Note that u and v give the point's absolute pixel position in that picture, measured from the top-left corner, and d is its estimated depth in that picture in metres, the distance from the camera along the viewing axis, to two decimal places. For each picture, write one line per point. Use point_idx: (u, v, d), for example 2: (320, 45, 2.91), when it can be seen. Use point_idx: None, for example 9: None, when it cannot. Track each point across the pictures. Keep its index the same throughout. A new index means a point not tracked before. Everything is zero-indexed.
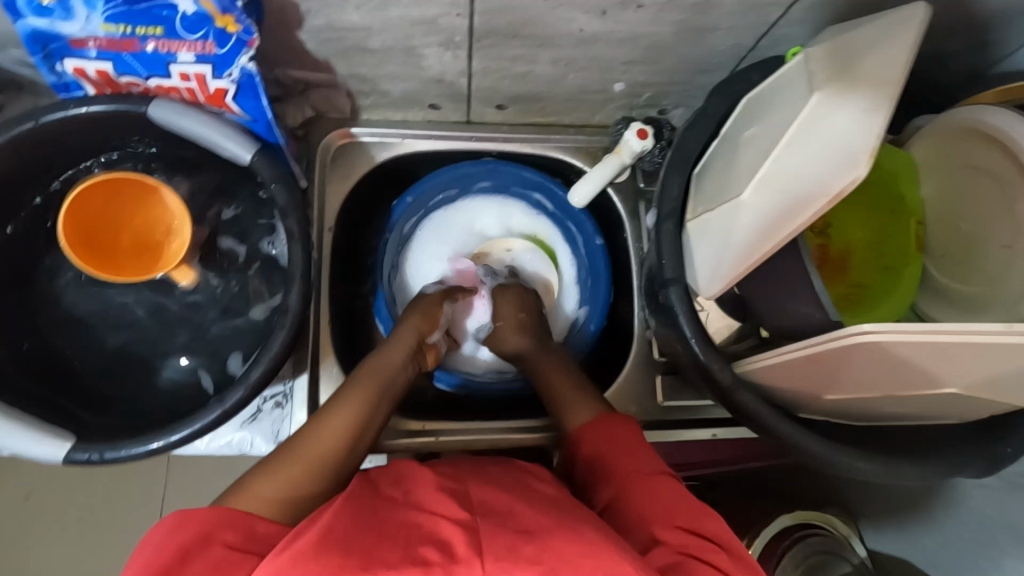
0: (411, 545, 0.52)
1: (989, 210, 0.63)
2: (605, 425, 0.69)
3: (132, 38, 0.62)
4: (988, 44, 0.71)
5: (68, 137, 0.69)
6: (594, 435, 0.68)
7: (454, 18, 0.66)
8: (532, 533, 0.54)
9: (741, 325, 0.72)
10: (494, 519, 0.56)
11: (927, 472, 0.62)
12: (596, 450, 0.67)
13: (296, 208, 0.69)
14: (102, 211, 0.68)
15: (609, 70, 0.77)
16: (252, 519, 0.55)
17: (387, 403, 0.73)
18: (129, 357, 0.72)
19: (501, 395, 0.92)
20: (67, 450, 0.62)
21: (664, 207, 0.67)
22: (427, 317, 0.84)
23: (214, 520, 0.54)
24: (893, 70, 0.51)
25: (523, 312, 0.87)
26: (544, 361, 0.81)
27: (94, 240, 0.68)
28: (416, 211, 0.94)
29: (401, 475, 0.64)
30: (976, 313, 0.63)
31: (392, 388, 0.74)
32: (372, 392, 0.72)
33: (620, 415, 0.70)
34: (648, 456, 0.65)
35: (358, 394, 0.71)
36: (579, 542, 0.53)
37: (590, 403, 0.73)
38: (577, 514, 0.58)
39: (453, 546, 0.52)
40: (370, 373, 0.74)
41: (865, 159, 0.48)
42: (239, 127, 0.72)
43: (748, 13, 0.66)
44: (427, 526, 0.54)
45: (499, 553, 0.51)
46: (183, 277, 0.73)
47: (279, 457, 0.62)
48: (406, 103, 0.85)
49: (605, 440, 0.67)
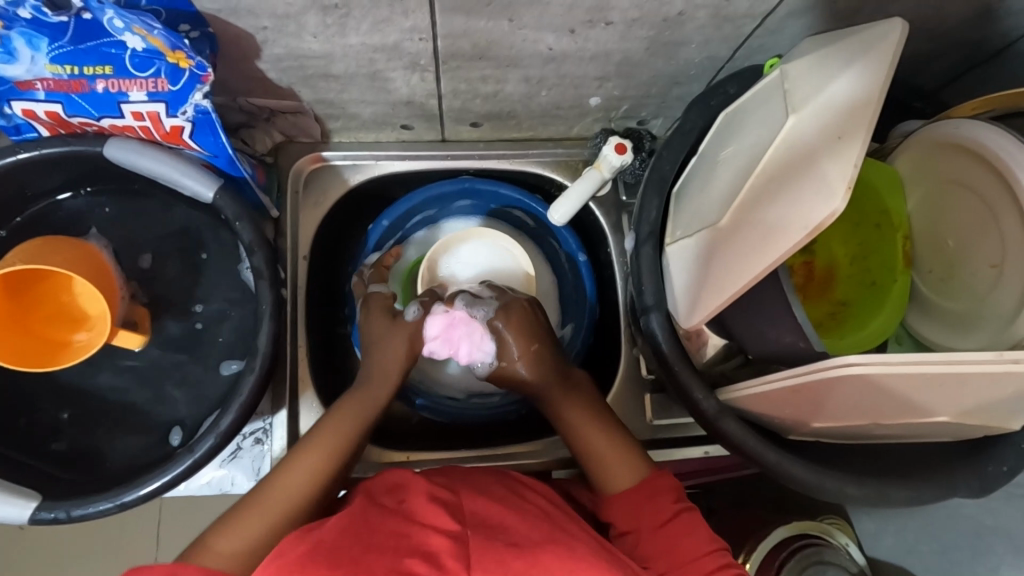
0: (397, 557, 0.49)
1: (971, 226, 0.61)
2: (654, 489, 0.64)
3: (81, 79, 0.60)
4: (968, 45, 0.69)
5: (27, 178, 0.68)
6: (638, 493, 0.64)
7: (418, 42, 0.64)
8: (522, 546, 0.52)
9: (728, 344, 0.67)
10: (486, 532, 0.53)
11: (920, 493, 0.61)
12: (642, 517, 0.63)
13: (263, 244, 0.67)
14: (32, 296, 0.65)
15: (582, 86, 0.75)
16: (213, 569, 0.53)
17: (365, 435, 0.69)
18: (98, 404, 0.70)
19: (486, 420, 0.88)
20: (33, 510, 0.62)
21: (642, 229, 0.65)
22: (415, 342, 0.74)
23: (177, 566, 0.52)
24: (869, 94, 0.49)
25: (538, 343, 0.75)
26: (567, 404, 0.72)
27: (32, 329, 0.65)
28: (393, 234, 0.91)
29: (394, 483, 0.61)
30: (967, 331, 0.61)
31: (371, 415, 0.69)
32: (351, 423, 0.67)
33: (667, 476, 0.66)
34: (700, 530, 0.62)
35: (337, 421, 0.67)
36: (569, 559, 0.51)
37: (631, 461, 0.67)
38: (568, 527, 0.56)
39: (441, 557, 0.50)
40: (348, 400, 0.69)
41: (843, 192, 0.46)
42: (199, 163, 0.70)
43: (721, 26, 0.64)
44: (416, 537, 0.52)
45: (489, 567, 0.49)
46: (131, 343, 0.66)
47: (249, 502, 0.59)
48: (377, 125, 0.81)
49: (656, 504, 0.63)
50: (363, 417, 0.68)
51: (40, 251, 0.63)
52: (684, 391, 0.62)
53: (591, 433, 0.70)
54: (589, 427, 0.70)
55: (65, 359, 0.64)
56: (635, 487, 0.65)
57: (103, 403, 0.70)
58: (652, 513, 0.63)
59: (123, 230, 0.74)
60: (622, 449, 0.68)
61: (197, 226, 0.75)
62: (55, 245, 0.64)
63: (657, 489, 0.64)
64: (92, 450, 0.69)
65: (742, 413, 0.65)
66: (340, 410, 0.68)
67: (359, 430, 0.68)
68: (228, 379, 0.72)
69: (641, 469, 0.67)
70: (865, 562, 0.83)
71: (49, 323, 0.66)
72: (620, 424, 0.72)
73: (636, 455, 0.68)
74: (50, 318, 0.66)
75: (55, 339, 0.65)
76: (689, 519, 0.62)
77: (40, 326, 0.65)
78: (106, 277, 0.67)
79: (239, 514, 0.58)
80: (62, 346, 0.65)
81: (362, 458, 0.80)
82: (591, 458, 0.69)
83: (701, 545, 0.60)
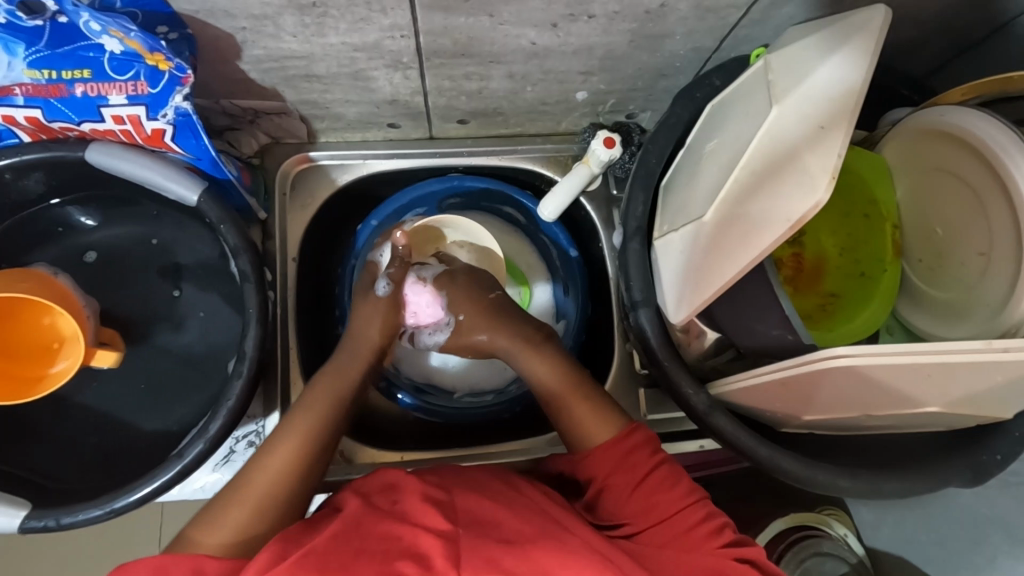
0: (388, 561, 0.49)
1: (959, 216, 0.61)
2: (631, 444, 0.63)
3: (59, 84, 0.59)
4: (956, 29, 0.68)
5: (8, 186, 0.68)
6: (615, 449, 0.63)
7: (399, 40, 0.63)
8: (514, 542, 0.52)
9: (721, 338, 0.65)
10: (477, 530, 0.53)
11: (916, 486, 0.60)
12: (620, 474, 0.62)
13: (247, 247, 0.67)
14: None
15: (567, 81, 0.74)
16: (202, 559, 0.51)
17: (341, 419, 0.68)
18: (89, 412, 0.70)
19: (483, 419, 0.87)
20: (22, 519, 0.61)
21: (629, 225, 0.65)
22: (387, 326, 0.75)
23: (165, 561, 0.50)
24: (853, 81, 0.49)
25: (493, 292, 0.77)
26: (534, 364, 0.72)
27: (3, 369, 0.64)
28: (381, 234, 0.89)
29: (388, 482, 0.61)
30: (953, 320, 0.61)
31: (348, 395, 0.70)
32: (328, 400, 0.68)
33: (642, 429, 0.64)
34: (679, 483, 0.60)
35: (315, 401, 0.67)
36: (562, 552, 0.51)
37: (604, 414, 0.67)
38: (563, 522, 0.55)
39: (430, 559, 0.49)
40: (326, 379, 0.70)
41: (826, 183, 0.46)
42: (183, 167, 0.69)
43: (705, 16, 0.63)
44: (407, 538, 0.51)
45: (477, 565, 0.49)
46: (105, 359, 0.65)
47: (235, 490, 0.59)
48: (363, 124, 0.81)
49: (633, 460, 0.62)
50: (339, 398, 0.69)
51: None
52: (673, 386, 0.62)
53: (564, 397, 0.69)
54: (564, 391, 0.69)
55: (45, 388, 0.64)
56: (612, 442, 0.64)
57: (93, 409, 0.70)
58: (629, 470, 0.61)
59: (113, 238, 0.74)
60: (607, 419, 0.66)
61: (184, 230, 0.75)
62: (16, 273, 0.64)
63: (634, 444, 0.63)
64: (84, 457, 0.69)
65: (732, 406, 0.65)
66: (319, 390, 0.68)
67: (331, 420, 0.67)
68: (219, 383, 0.72)
69: (613, 421, 0.66)
70: (864, 554, 0.83)
71: (17, 360, 0.65)
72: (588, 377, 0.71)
73: (607, 406, 0.67)
74: (16, 358, 0.65)
75: (26, 374, 0.65)
76: (667, 474, 0.61)
77: (8, 364, 0.65)
78: (73, 298, 0.66)
79: (227, 505, 0.57)
80: (38, 375, 0.65)
81: (356, 460, 0.79)
82: (571, 427, 0.67)
83: (682, 499, 0.59)
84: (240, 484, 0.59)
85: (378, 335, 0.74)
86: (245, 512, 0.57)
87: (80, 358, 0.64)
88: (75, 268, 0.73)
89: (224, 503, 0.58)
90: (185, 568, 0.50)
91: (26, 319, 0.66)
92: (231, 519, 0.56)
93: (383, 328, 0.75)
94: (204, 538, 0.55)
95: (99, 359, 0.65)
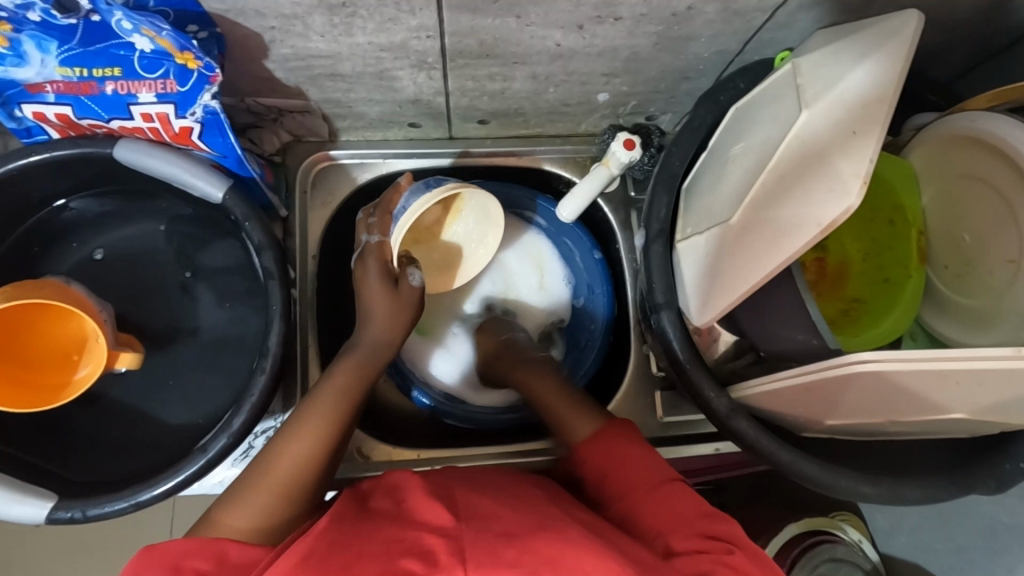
0: (391, 559, 0.48)
1: (990, 224, 0.60)
2: (610, 434, 0.64)
3: (90, 81, 0.60)
4: (983, 35, 0.68)
5: (39, 180, 0.69)
6: (596, 444, 0.64)
7: (425, 40, 0.64)
8: (515, 535, 0.50)
9: (738, 341, 0.66)
10: (478, 523, 0.52)
11: (937, 492, 0.60)
12: (601, 462, 0.62)
13: (272, 244, 0.68)
14: (16, 344, 0.65)
15: (589, 82, 0.74)
16: (223, 544, 0.53)
17: (354, 417, 0.67)
18: (114, 404, 0.72)
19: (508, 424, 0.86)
20: (50, 510, 0.62)
21: (652, 226, 0.65)
22: (393, 316, 0.71)
23: (183, 552, 0.52)
24: (886, 88, 0.49)
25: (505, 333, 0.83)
26: (532, 380, 0.74)
27: (22, 376, 0.64)
28: None
29: (394, 484, 0.61)
30: (982, 328, 0.60)
31: (369, 380, 0.69)
32: (351, 389, 0.67)
33: (623, 422, 0.65)
34: (656, 461, 0.62)
35: (340, 388, 0.66)
36: (560, 541, 0.50)
37: (590, 416, 0.67)
38: (564, 513, 0.55)
39: (437, 554, 0.48)
40: (348, 364, 0.69)
41: (859, 188, 0.46)
42: (209, 164, 0.70)
43: (731, 20, 0.63)
44: (409, 539, 0.50)
45: (481, 560, 0.48)
46: (126, 361, 0.65)
47: (258, 472, 0.59)
48: (384, 124, 0.81)
49: (613, 449, 0.62)
50: (348, 395, 0.66)
51: (22, 289, 0.63)
52: (695, 389, 0.62)
53: (552, 403, 0.71)
54: (552, 398, 0.71)
55: (68, 394, 0.64)
56: (591, 438, 0.64)
57: (119, 402, 0.72)
58: (606, 461, 0.62)
59: (138, 234, 0.75)
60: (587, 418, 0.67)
61: (209, 226, 0.76)
62: (34, 283, 0.64)
63: (612, 437, 0.63)
64: (108, 449, 0.70)
65: (753, 410, 0.64)
66: (327, 392, 0.66)
67: (346, 418, 0.65)
68: (241, 378, 0.73)
69: (599, 421, 0.66)
70: (879, 559, 0.82)
71: (37, 366, 0.66)
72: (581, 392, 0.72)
73: (593, 410, 0.68)
74: (38, 367, 0.66)
75: (46, 377, 0.66)
76: (645, 456, 0.62)
77: (28, 371, 0.65)
78: (88, 304, 0.67)
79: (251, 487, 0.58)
80: (59, 381, 0.66)
81: (373, 457, 0.80)
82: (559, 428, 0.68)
83: (656, 475, 0.60)
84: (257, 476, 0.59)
85: (399, 331, 0.72)
86: (269, 497, 0.57)
87: (103, 360, 0.64)
88: (102, 262, 0.74)
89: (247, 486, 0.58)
90: (207, 556, 0.52)
91: (42, 327, 0.66)
92: (255, 502, 0.57)
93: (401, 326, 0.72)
94: (231, 520, 0.56)
95: (121, 361, 0.65)
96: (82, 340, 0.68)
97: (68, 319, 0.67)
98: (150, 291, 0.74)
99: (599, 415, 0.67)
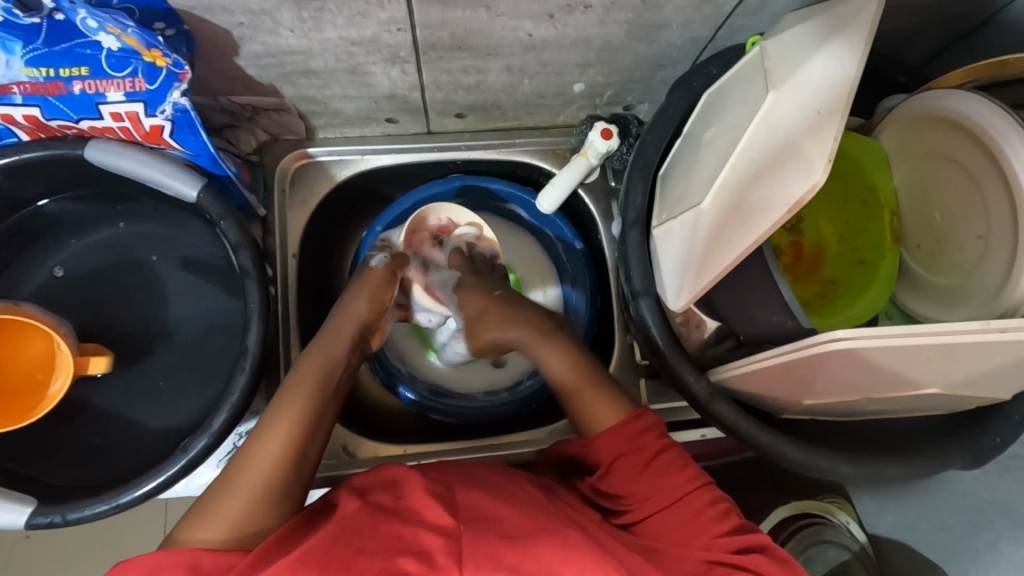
0: (390, 557, 0.48)
1: (958, 198, 0.61)
2: (638, 428, 0.64)
3: (57, 81, 0.59)
4: (950, 19, 0.69)
5: (10, 184, 0.68)
6: (621, 434, 0.63)
7: (396, 34, 0.63)
8: (515, 538, 0.50)
9: (720, 327, 0.65)
10: (478, 525, 0.52)
11: (916, 469, 0.61)
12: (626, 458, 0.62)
13: (248, 242, 0.67)
14: None
15: (564, 73, 0.75)
16: (198, 553, 0.50)
17: (333, 402, 0.66)
18: (95, 408, 0.71)
19: (500, 416, 0.86)
20: (28, 515, 0.61)
21: (629, 214, 0.65)
22: (373, 298, 0.75)
23: (161, 559, 0.49)
24: (849, 70, 0.49)
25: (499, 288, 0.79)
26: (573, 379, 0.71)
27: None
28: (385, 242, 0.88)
29: (391, 480, 0.60)
30: (954, 305, 0.61)
31: (336, 375, 0.68)
32: (317, 381, 0.66)
33: (649, 414, 0.65)
34: (684, 466, 0.61)
35: (306, 379, 0.65)
36: (564, 547, 0.50)
37: (613, 404, 0.67)
38: (561, 517, 0.55)
39: (434, 555, 0.48)
40: (315, 359, 0.68)
41: (822, 166, 0.46)
42: (182, 163, 0.69)
43: (701, 6, 0.63)
44: (408, 536, 0.50)
45: (480, 562, 0.48)
46: (99, 365, 0.67)
47: (226, 482, 0.56)
48: (360, 120, 0.81)
49: (637, 445, 0.62)
50: (326, 378, 0.67)
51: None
52: (675, 375, 0.62)
53: (580, 395, 0.69)
54: (581, 387, 0.69)
55: (40, 409, 0.64)
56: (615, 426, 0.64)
57: (100, 406, 0.71)
58: (634, 453, 0.62)
59: (117, 236, 0.75)
60: (611, 407, 0.67)
61: (186, 226, 0.75)
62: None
63: (641, 429, 0.63)
64: (91, 453, 0.70)
65: (733, 394, 0.65)
66: (298, 385, 0.65)
67: (312, 407, 0.64)
68: (223, 377, 0.72)
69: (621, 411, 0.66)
70: (866, 541, 0.82)
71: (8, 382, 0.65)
72: (612, 381, 0.70)
73: (616, 396, 0.68)
74: (9, 394, 0.65)
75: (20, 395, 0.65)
76: (674, 457, 0.62)
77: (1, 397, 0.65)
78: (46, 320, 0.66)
79: (220, 495, 0.55)
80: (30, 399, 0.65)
81: (359, 454, 0.80)
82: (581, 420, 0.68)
83: (687, 481, 0.60)
84: (230, 478, 0.57)
85: (366, 309, 0.74)
86: (240, 503, 0.55)
87: (70, 370, 0.65)
88: (80, 266, 0.74)
89: (221, 495, 0.55)
90: (183, 565, 0.49)
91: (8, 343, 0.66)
92: (224, 510, 0.54)
93: (369, 303, 0.74)
94: (198, 535, 0.53)
95: (93, 367, 0.66)
96: (49, 354, 0.67)
97: (30, 335, 0.67)
98: (129, 293, 0.74)
99: (619, 401, 0.67)
